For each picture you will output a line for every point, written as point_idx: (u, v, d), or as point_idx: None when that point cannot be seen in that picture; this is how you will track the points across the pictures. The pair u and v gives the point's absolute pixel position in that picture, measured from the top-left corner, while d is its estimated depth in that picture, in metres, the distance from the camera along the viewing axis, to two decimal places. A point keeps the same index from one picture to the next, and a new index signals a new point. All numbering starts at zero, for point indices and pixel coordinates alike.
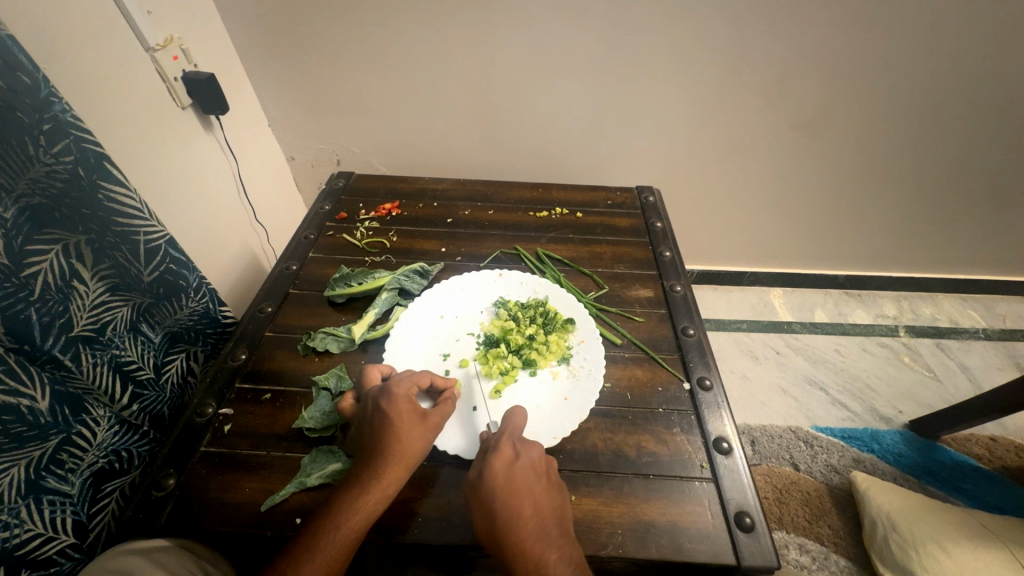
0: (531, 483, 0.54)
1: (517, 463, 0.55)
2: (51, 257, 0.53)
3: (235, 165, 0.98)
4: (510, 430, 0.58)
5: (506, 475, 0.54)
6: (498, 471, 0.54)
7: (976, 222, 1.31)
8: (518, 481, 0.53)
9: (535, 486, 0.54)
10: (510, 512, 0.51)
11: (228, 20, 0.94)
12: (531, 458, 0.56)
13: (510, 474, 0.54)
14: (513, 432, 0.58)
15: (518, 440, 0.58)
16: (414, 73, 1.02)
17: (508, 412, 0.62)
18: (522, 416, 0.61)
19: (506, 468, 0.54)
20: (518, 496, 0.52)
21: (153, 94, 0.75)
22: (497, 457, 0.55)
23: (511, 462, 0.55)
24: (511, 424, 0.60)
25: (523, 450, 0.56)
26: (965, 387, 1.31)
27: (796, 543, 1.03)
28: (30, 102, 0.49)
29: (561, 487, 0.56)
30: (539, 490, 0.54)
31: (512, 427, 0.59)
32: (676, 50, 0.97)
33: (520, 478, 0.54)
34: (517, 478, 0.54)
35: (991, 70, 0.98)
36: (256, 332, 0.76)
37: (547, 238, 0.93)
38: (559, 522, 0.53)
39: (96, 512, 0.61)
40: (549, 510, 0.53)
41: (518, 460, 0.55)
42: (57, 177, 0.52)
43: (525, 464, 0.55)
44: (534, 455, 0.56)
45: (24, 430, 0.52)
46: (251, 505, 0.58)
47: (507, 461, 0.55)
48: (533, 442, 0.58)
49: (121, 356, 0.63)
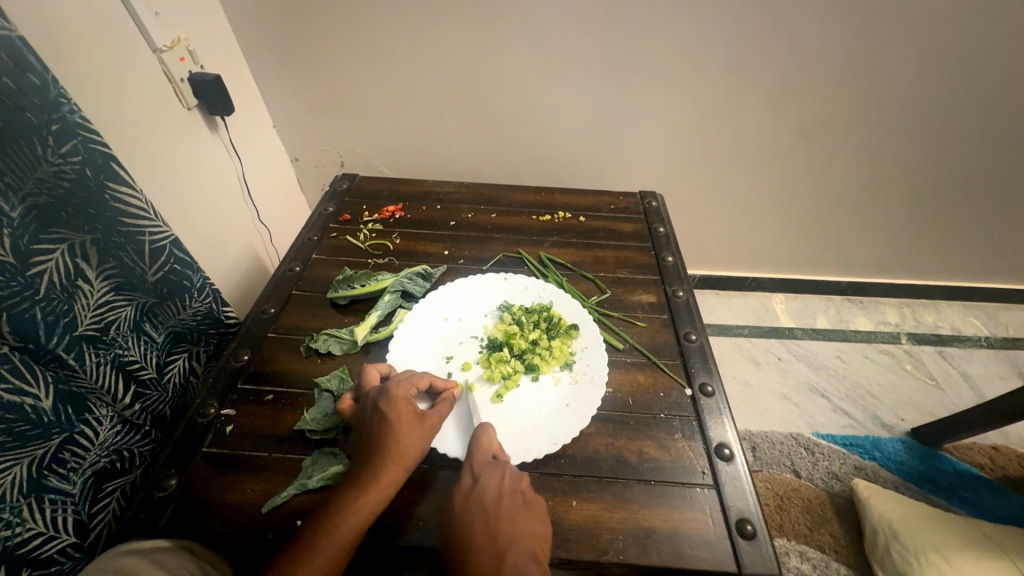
0: (489, 507, 0.54)
1: (474, 489, 0.56)
2: (57, 256, 0.53)
3: (239, 166, 0.98)
4: (476, 451, 0.58)
5: (461, 501, 0.55)
6: (455, 497, 0.56)
7: (980, 230, 1.31)
8: (472, 507, 0.55)
9: (490, 510, 0.54)
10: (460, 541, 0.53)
11: (234, 22, 0.95)
12: (489, 481, 0.56)
13: (465, 502, 0.55)
14: (473, 458, 0.58)
15: (480, 464, 0.58)
16: (419, 76, 1.02)
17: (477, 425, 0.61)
18: (489, 434, 0.60)
19: (461, 494, 0.56)
20: (472, 525, 0.54)
21: (160, 94, 0.76)
22: (456, 489, 0.56)
23: (469, 489, 0.56)
24: (477, 443, 0.59)
25: (483, 472, 0.57)
26: (968, 395, 1.31)
27: (798, 551, 1.02)
28: (40, 102, 0.49)
29: (530, 503, 0.56)
30: (494, 513, 0.54)
31: (475, 447, 0.59)
32: (681, 56, 0.97)
33: (474, 506, 0.55)
34: (472, 506, 0.55)
35: (993, 79, 0.99)
36: (259, 333, 0.76)
37: (549, 242, 0.93)
38: (522, 542, 0.53)
39: (97, 512, 0.61)
40: (512, 530, 0.53)
41: (476, 485, 0.56)
42: (64, 177, 0.52)
43: (481, 488, 0.56)
44: (494, 476, 0.57)
45: (27, 430, 0.52)
46: (252, 507, 0.58)
47: (464, 492, 0.56)
48: (494, 463, 0.58)
49: (124, 356, 0.63)
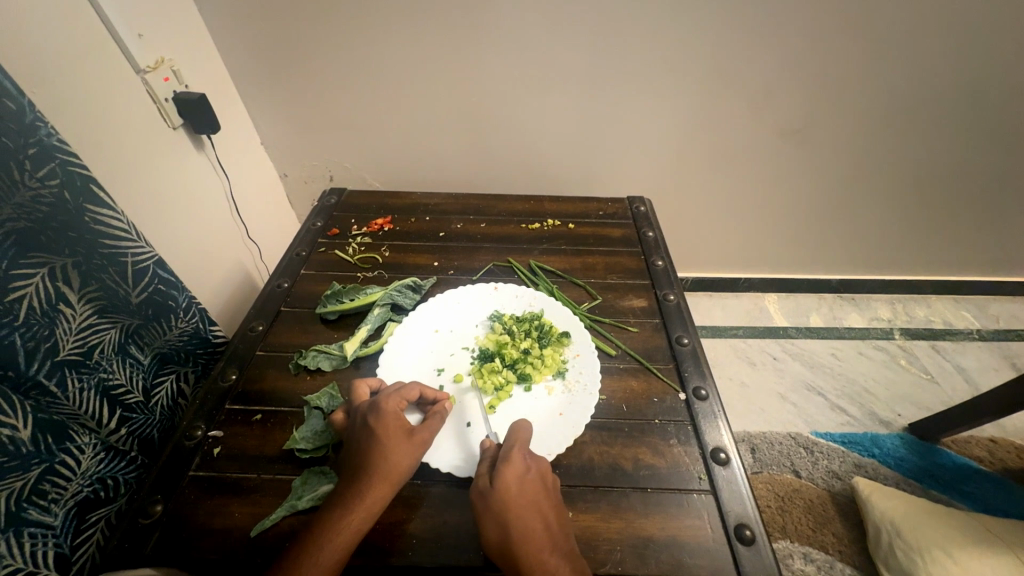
0: (539, 496, 0.54)
1: (527, 475, 0.55)
2: (37, 281, 0.52)
3: (227, 183, 0.97)
4: (520, 442, 0.58)
5: (516, 487, 0.53)
6: (510, 482, 0.53)
7: (967, 223, 1.32)
8: (528, 494, 0.53)
9: (543, 500, 0.54)
10: (518, 527, 0.51)
11: (219, 42, 0.95)
12: (540, 473, 0.56)
13: (520, 484, 0.54)
14: (523, 445, 0.57)
15: (528, 454, 0.57)
16: (405, 88, 1.02)
17: (515, 423, 0.60)
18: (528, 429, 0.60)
19: (516, 479, 0.54)
20: (527, 510, 0.52)
21: (144, 114, 0.75)
22: (509, 468, 0.54)
23: (522, 473, 0.54)
24: (516, 437, 0.58)
25: (533, 463, 0.56)
26: (963, 388, 1.31)
27: (801, 552, 1.01)
28: (16, 127, 0.48)
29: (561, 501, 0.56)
30: (546, 503, 0.54)
31: (520, 440, 0.58)
32: (664, 61, 0.98)
33: (531, 493, 0.53)
34: (527, 492, 0.53)
35: (971, 76, 1.00)
36: (247, 351, 0.75)
37: (539, 250, 0.93)
38: (565, 537, 0.53)
39: (79, 544, 0.60)
40: (556, 525, 0.53)
41: (529, 473, 0.55)
42: (42, 201, 0.52)
43: (535, 478, 0.55)
44: (543, 468, 0.56)
45: (5, 462, 0.51)
46: (240, 531, 0.57)
47: (517, 474, 0.54)
48: (540, 455, 0.58)
49: (109, 380, 0.62)
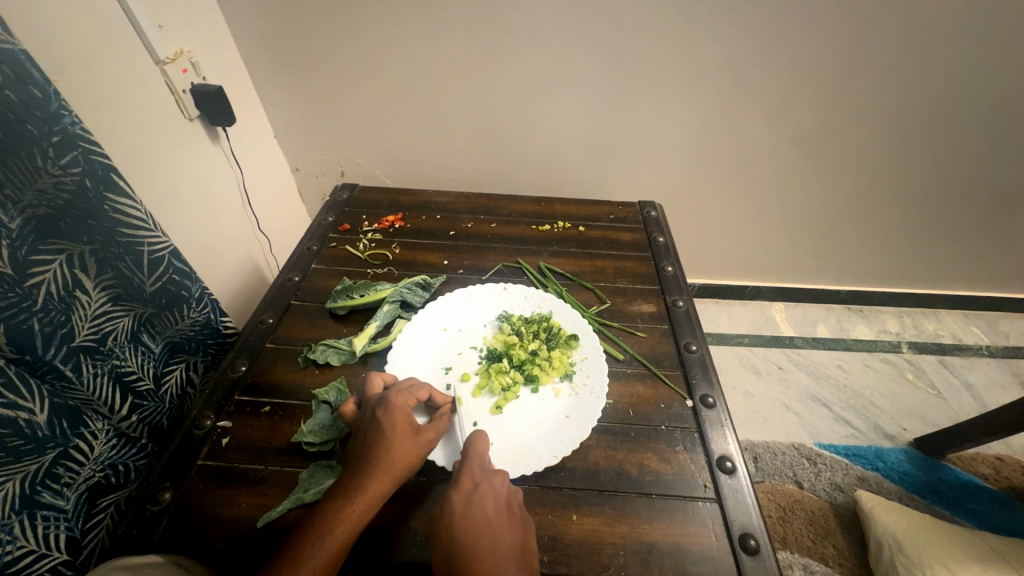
0: (490, 515, 0.52)
1: (475, 494, 0.53)
2: (55, 267, 0.53)
3: (240, 176, 0.98)
4: (474, 457, 0.57)
5: (462, 509, 0.52)
6: (456, 503, 0.52)
7: (980, 238, 1.30)
8: (476, 512, 0.52)
9: (496, 518, 0.52)
10: (464, 547, 0.49)
11: (237, 36, 0.96)
12: (491, 490, 0.54)
13: (466, 505, 0.52)
14: (476, 462, 0.56)
15: (480, 470, 0.56)
16: (419, 86, 1.03)
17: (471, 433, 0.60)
18: (483, 441, 0.58)
19: (462, 502, 0.52)
20: (475, 530, 0.50)
21: (162, 106, 0.76)
22: (456, 490, 0.53)
23: (469, 493, 0.53)
24: (473, 449, 0.57)
25: (483, 480, 0.55)
26: (970, 404, 1.30)
27: (801, 564, 1.01)
28: (41, 115, 0.49)
29: (523, 519, 0.54)
30: (499, 520, 0.52)
31: (473, 453, 0.57)
32: (680, 65, 0.97)
33: (480, 510, 0.52)
34: (474, 509, 0.52)
35: (987, 91, 1.00)
36: (257, 343, 0.76)
37: (549, 252, 0.93)
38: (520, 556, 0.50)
39: (90, 528, 0.61)
40: (510, 544, 0.51)
41: (477, 490, 0.54)
42: (64, 188, 0.52)
43: (485, 494, 0.53)
44: (496, 484, 0.55)
45: (22, 444, 0.52)
46: (247, 522, 0.57)
47: (464, 494, 0.53)
48: (495, 471, 0.56)
49: (122, 366, 0.63)
